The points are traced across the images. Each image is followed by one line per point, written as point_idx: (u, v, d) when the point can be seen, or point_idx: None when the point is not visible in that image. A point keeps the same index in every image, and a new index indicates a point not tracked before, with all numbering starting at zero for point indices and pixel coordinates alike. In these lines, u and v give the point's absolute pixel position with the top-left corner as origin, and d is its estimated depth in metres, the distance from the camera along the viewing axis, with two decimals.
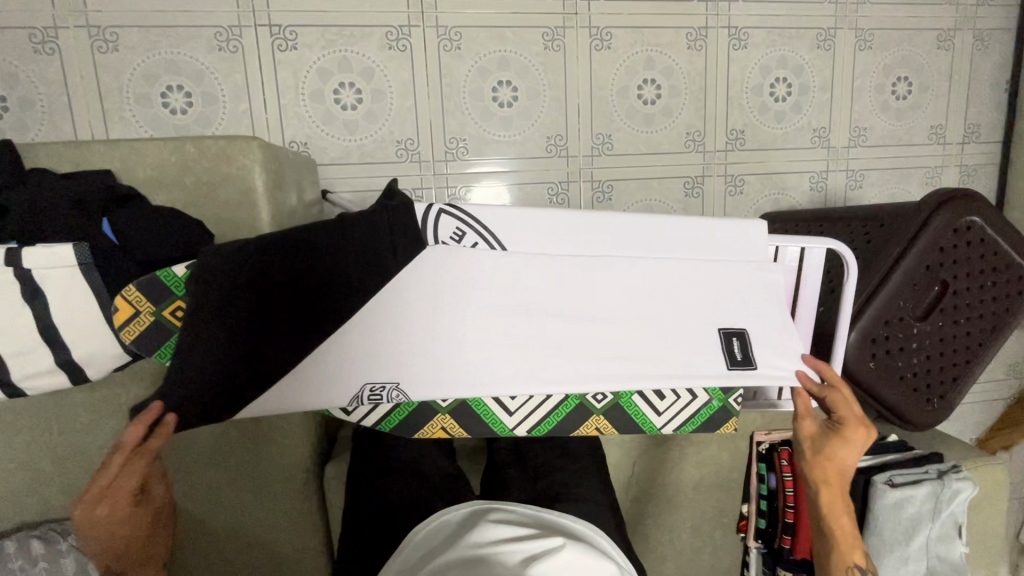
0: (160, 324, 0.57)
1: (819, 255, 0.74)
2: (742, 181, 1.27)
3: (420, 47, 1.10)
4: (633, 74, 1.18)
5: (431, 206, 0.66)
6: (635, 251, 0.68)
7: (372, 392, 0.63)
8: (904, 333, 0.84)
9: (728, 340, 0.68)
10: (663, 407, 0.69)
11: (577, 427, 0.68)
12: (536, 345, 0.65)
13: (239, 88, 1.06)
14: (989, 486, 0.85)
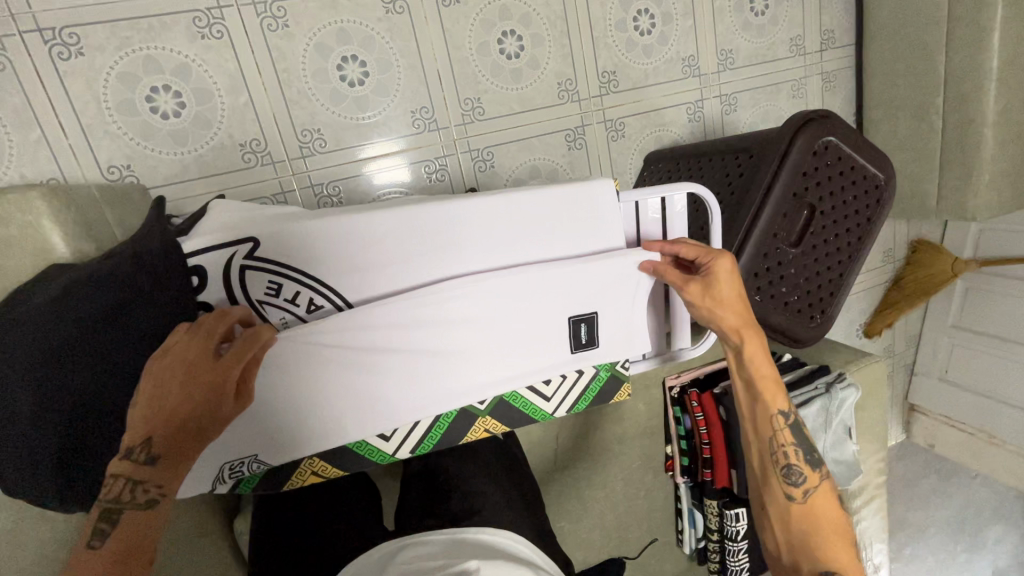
0: None
1: (680, 202, 0.75)
2: (622, 124, 1.24)
3: (240, 31, 0.95)
4: (490, 27, 1.09)
5: (231, 259, 0.59)
6: (489, 251, 0.66)
7: (230, 470, 0.65)
8: (782, 261, 0.87)
9: (578, 326, 0.73)
10: (550, 393, 0.77)
11: (463, 433, 0.74)
12: (400, 371, 0.66)
13: (19, 112, 0.86)
14: (872, 383, 0.93)
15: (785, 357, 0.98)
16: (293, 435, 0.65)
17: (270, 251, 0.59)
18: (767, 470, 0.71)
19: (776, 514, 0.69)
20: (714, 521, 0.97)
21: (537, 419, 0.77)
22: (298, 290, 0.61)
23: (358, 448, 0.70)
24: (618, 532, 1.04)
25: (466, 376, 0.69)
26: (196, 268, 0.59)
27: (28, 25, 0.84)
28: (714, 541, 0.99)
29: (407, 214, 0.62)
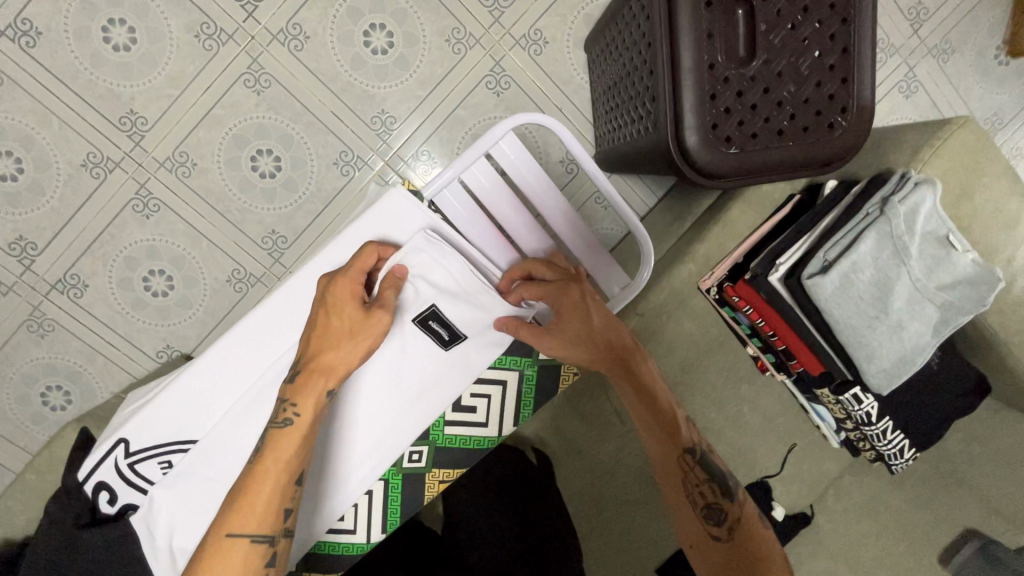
0: None
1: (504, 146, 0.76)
2: (539, 31, 1.06)
3: (167, 193, 1.03)
4: (350, 38, 1.02)
5: (116, 466, 0.72)
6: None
7: None
8: (742, 88, 0.65)
9: (426, 324, 0.75)
10: (483, 418, 0.83)
11: (421, 494, 0.83)
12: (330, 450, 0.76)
13: (82, 350, 1.08)
14: (948, 168, 0.69)
15: (830, 184, 0.76)
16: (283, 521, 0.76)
17: (141, 440, 0.73)
18: (688, 514, 0.72)
19: (706, 558, 0.70)
20: (837, 410, 0.79)
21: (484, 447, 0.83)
22: (185, 453, 0.73)
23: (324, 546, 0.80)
24: (739, 456, 0.92)
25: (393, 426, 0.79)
26: (100, 488, 0.73)
27: (48, 288, 1.04)
28: (852, 429, 0.81)
29: (237, 331, 0.72)
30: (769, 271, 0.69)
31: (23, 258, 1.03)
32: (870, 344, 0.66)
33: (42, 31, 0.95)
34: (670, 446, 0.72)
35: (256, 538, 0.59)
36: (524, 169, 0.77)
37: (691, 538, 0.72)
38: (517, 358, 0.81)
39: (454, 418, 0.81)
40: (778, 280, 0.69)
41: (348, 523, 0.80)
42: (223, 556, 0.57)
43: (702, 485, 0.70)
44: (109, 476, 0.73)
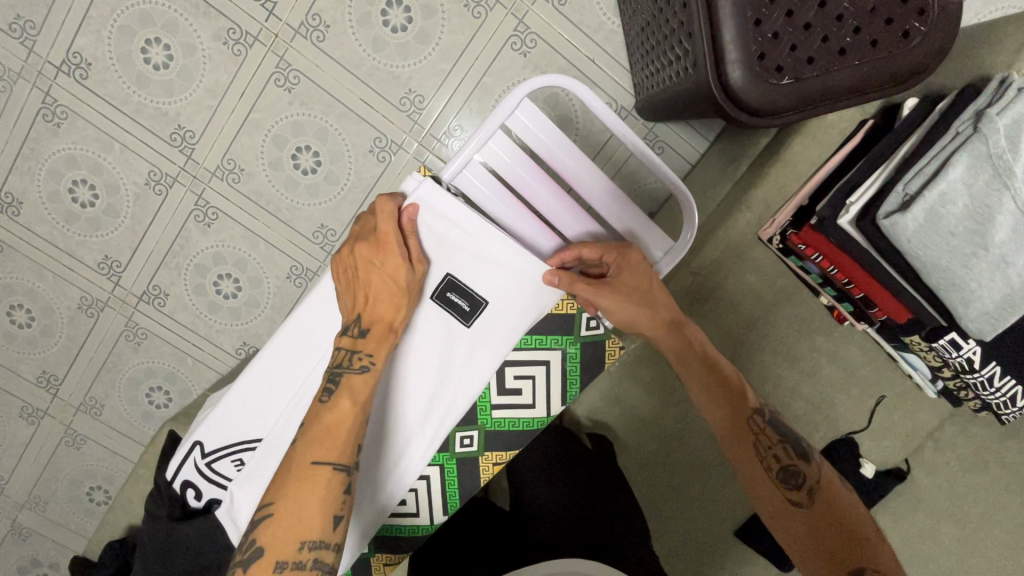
0: None
1: (522, 114, 0.72)
2: None
3: (222, 200, 1.09)
4: (368, 20, 1.00)
5: (196, 465, 0.80)
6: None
7: None
8: (792, 4, 0.57)
9: (457, 302, 0.76)
10: (531, 398, 0.82)
11: (477, 477, 0.84)
12: (381, 432, 0.78)
13: (174, 352, 1.18)
14: None
15: (907, 105, 0.67)
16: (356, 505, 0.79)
17: (213, 441, 0.79)
18: (763, 481, 0.67)
19: (791, 527, 0.64)
20: (932, 358, 0.71)
21: (537, 426, 0.83)
22: (252, 451, 0.79)
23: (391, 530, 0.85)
24: (818, 412, 0.86)
25: (438, 411, 0.79)
26: (187, 485, 0.81)
27: (136, 300, 1.14)
28: (951, 378, 0.72)
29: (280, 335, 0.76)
30: (838, 214, 0.64)
31: (111, 275, 1.13)
32: (967, 286, 0.58)
33: (91, 61, 1.01)
34: (737, 409, 0.70)
35: (338, 466, 0.66)
36: (544, 137, 0.73)
37: (769, 511, 0.67)
38: (558, 337, 0.80)
39: (501, 401, 0.82)
40: (849, 223, 0.64)
41: (409, 509, 0.84)
42: (309, 485, 0.63)
43: (774, 447, 0.67)
44: (190, 473, 0.81)
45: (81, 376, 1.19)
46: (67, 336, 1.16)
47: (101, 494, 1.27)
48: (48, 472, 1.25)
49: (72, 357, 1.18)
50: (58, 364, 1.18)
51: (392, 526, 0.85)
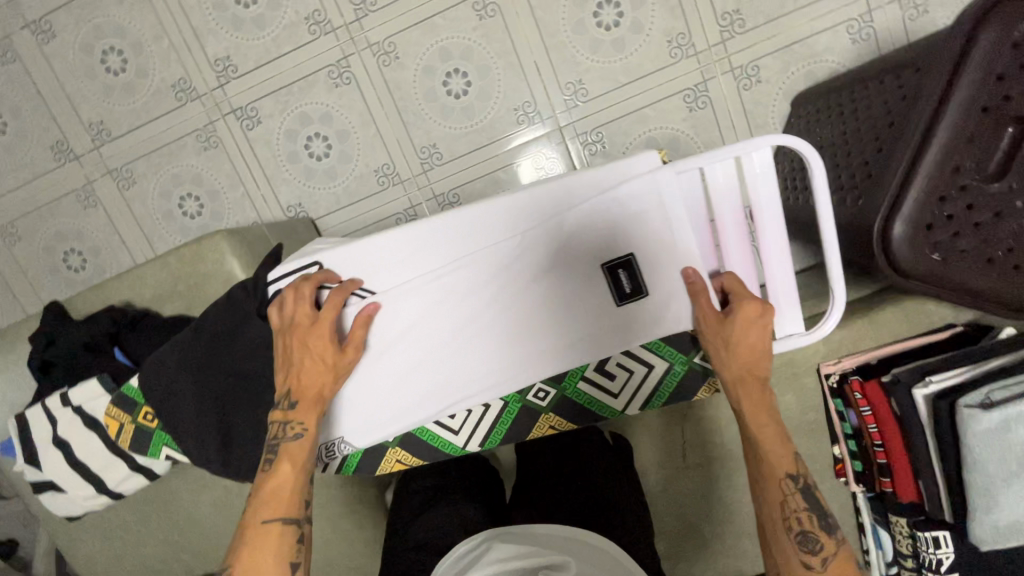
0: (141, 428, 0.74)
1: (760, 159, 0.58)
2: (755, 68, 1.06)
3: (363, 71, 1.10)
4: (582, 5, 1.05)
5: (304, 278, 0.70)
6: (471, 246, 0.66)
7: (326, 449, 0.74)
8: (977, 204, 0.63)
9: (613, 274, 0.63)
10: (617, 388, 0.72)
11: (529, 431, 0.75)
12: (424, 376, 0.70)
13: (231, 175, 1.16)
14: None
15: (1007, 330, 0.73)
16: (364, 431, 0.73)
17: (331, 264, 0.69)
18: (777, 537, 0.59)
19: None
20: (905, 544, 0.79)
21: (608, 416, 0.73)
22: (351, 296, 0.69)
23: (425, 438, 0.75)
24: None
25: (473, 381, 0.69)
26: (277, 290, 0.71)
27: (228, 109, 1.13)
28: (909, 570, 0.81)
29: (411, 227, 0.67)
30: (915, 385, 0.69)
31: (220, 75, 1.12)
32: (995, 495, 0.66)
33: None
34: (771, 464, 0.60)
35: (283, 515, 0.59)
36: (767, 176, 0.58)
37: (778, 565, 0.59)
38: (674, 352, 0.69)
39: (591, 376, 0.71)
40: (921, 396, 0.69)
41: (451, 424, 0.74)
42: (267, 515, 0.58)
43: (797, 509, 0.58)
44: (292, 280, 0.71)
45: (133, 146, 1.16)
46: (143, 102, 1.14)
47: (77, 261, 1.22)
48: (43, 214, 1.20)
49: (135, 125, 1.15)
50: (119, 123, 1.15)
51: (421, 431, 0.75)
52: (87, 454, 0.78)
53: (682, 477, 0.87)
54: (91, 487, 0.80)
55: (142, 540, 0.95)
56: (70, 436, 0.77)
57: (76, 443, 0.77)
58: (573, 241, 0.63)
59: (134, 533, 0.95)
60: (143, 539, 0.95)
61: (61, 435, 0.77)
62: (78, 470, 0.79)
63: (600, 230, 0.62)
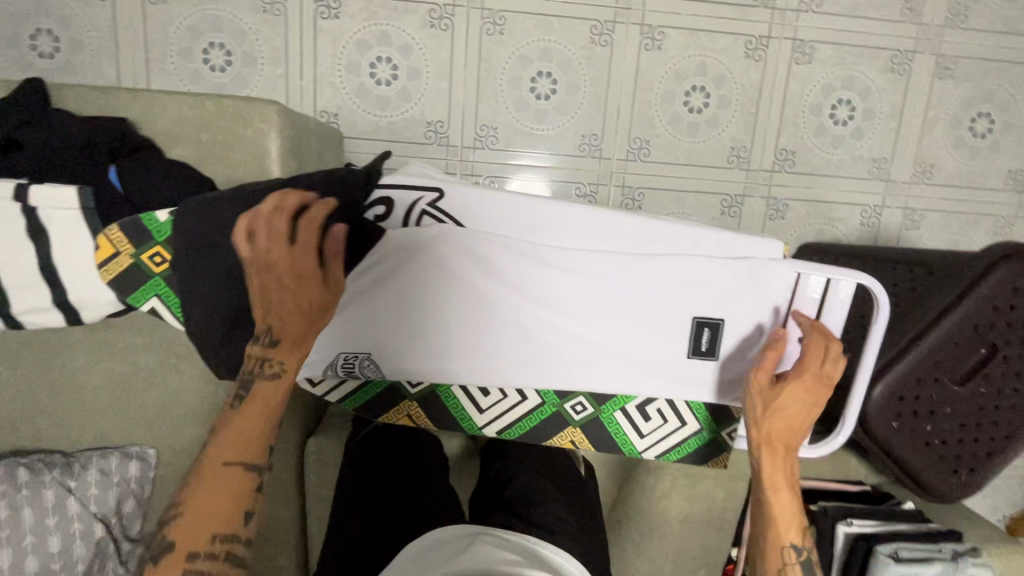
0: (138, 267, 0.62)
1: (847, 289, 0.59)
2: (785, 206, 1.18)
3: (463, 27, 1.07)
4: (681, 79, 1.12)
5: (415, 204, 0.57)
6: (585, 233, 0.56)
7: (345, 359, 0.62)
8: (937, 397, 0.76)
9: (699, 330, 0.59)
10: (647, 430, 0.66)
11: (548, 437, 0.67)
12: (470, 344, 0.59)
13: (278, 51, 1.06)
14: None
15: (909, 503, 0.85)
16: (378, 362, 0.60)
17: (451, 204, 0.56)
18: None
19: None
20: None
21: (625, 453, 0.67)
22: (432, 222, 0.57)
23: (446, 400, 0.65)
24: None
25: (515, 369, 0.60)
26: (379, 202, 0.57)
27: None
28: None
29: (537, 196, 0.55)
30: (842, 521, 0.81)
31: None
32: None
33: None
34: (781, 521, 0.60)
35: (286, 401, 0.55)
36: (847, 302, 0.59)
37: None
38: (710, 416, 0.65)
39: (628, 410, 0.64)
40: (844, 532, 0.80)
41: (482, 400, 0.65)
42: (256, 416, 0.53)
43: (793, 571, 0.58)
44: (396, 205, 0.58)
45: None
46: None
47: (48, 47, 1.03)
48: None
49: None
50: None
51: (447, 394, 0.65)
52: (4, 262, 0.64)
53: None
54: None
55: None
56: None
57: None
58: (685, 281, 0.57)
59: None
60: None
61: None
62: None
63: (709, 283, 0.58)
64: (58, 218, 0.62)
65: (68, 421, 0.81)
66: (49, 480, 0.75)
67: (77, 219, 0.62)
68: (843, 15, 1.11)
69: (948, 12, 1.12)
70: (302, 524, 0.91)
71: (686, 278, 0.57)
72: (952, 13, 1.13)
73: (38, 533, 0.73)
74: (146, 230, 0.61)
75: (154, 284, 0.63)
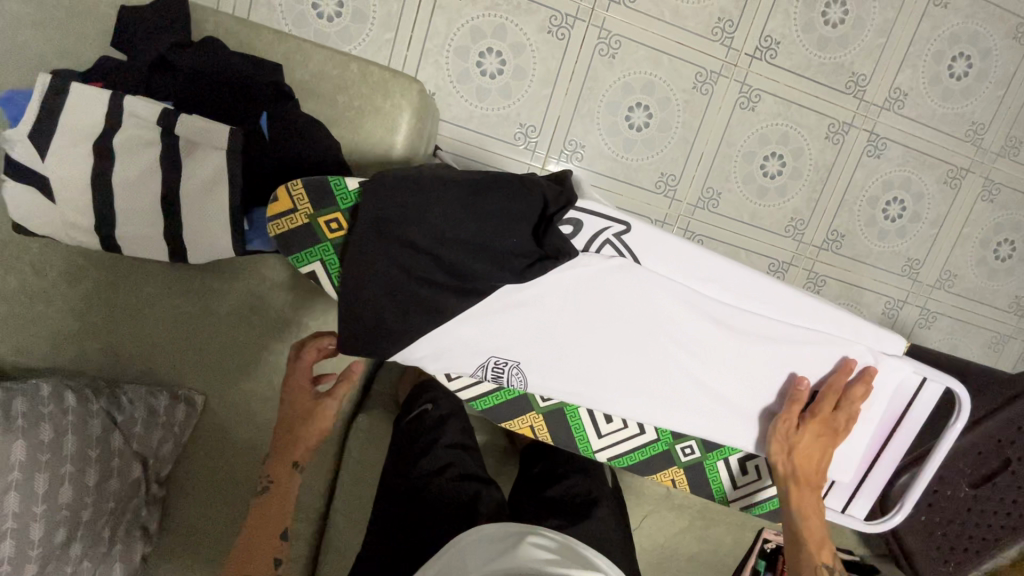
0: (313, 229, 0.56)
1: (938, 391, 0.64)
2: (823, 282, 1.26)
3: (578, 40, 1.07)
4: (763, 143, 1.17)
5: (600, 231, 0.56)
6: (745, 295, 0.59)
7: (495, 364, 0.60)
8: (949, 492, 0.86)
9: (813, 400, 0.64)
10: (740, 482, 0.72)
11: (653, 473, 0.70)
12: (613, 373, 0.61)
13: (390, 16, 1.03)
14: None
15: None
16: (523, 372, 0.61)
17: (634, 239, 0.56)
18: None
19: None
20: None
21: (715, 498, 0.72)
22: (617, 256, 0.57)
23: (572, 419, 0.67)
24: None
25: (645, 404, 0.62)
26: (571, 221, 0.56)
27: None
28: None
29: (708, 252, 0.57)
30: None
31: None
32: None
33: None
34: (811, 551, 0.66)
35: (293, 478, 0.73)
36: (936, 401, 0.64)
37: None
38: None
39: (731, 460, 0.70)
40: None
41: (605, 426, 0.67)
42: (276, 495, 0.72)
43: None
44: (585, 227, 0.56)
45: None
46: None
47: None
48: None
49: None
50: None
51: (574, 413, 0.67)
52: (127, 185, 0.61)
53: None
54: (94, 221, 0.62)
55: (56, 297, 0.74)
56: (124, 152, 0.60)
57: (125, 163, 0.60)
58: (814, 357, 0.61)
59: (50, 285, 0.74)
60: (58, 298, 0.74)
61: (114, 143, 0.60)
62: (96, 192, 0.61)
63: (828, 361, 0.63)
64: (199, 154, 0.60)
65: (121, 352, 0.77)
66: (97, 410, 0.72)
67: (218, 158, 0.60)
68: (918, 122, 1.19)
69: (1004, 143, 1.23)
70: (329, 496, 0.90)
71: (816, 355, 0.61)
72: (1006, 145, 1.23)
73: (77, 464, 0.69)
74: (329, 194, 0.54)
75: (319, 248, 0.57)
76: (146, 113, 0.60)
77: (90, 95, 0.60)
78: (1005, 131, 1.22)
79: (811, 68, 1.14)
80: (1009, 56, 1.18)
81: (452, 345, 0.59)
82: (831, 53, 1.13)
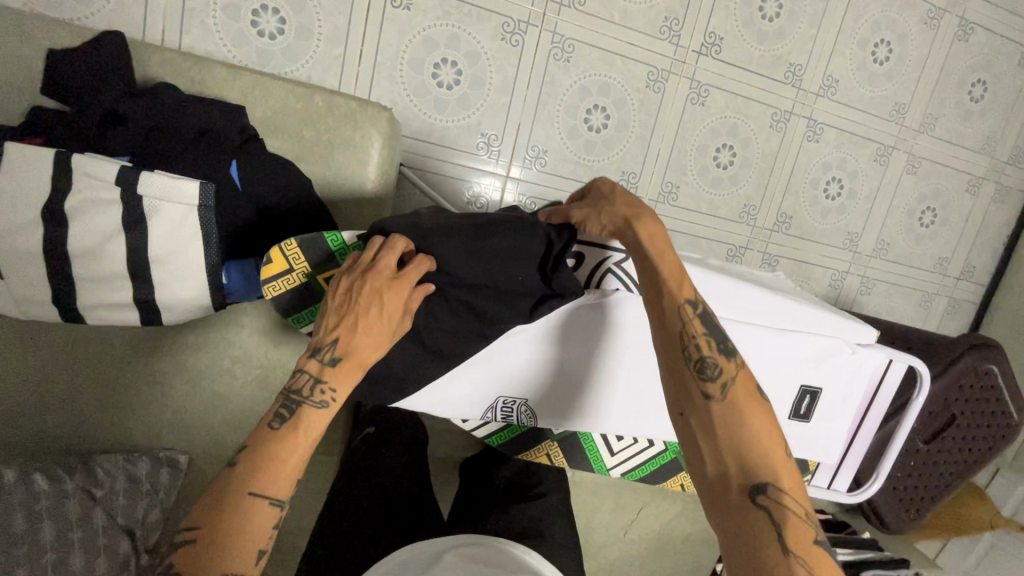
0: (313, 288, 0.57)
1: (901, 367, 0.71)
2: (776, 261, 1.34)
3: (533, 46, 1.07)
4: (715, 136, 1.21)
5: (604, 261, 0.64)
6: (728, 302, 0.66)
7: (504, 404, 0.64)
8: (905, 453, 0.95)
9: (802, 396, 0.68)
10: None
11: (664, 479, 0.76)
12: (619, 396, 0.65)
13: (337, 31, 0.98)
14: None
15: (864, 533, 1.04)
16: (534, 409, 0.65)
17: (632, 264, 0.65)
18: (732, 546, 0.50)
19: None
20: None
21: None
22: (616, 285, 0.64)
23: (584, 442, 0.71)
24: None
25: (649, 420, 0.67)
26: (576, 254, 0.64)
27: None
28: None
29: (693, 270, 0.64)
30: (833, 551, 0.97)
31: None
32: None
33: None
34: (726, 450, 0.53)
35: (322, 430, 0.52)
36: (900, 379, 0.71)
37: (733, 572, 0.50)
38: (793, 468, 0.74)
39: None
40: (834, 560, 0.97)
41: (615, 444, 0.72)
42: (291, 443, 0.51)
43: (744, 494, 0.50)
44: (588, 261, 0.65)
45: None
46: None
47: None
48: None
49: None
50: None
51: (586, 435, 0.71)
52: (87, 251, 0.56)
53: (616, 544, 1.00)
54: (53, 292, 0.57)
55: (9, 373, 0.67)
56: (79, 216, 0.55)
57: (82, 228, 0.55)
58: (806, 357, 0.66)
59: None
60: (11, 374, 0.67)
61: (67, 207, 0.55)
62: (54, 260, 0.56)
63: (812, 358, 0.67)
64: (166, 211, 0.56)
65: (91, 422, 0.71)
66: (73, 488, 0.66)
67: (189, 214, 0.56)
68: (850, 105, 1.28)
69: (922, 120, 1.34)
70: None
71: (801, 352, 0.65)
72: (924, 122, 1.34)
73: None
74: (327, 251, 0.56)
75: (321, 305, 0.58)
76: (100, 171, 0.54)
77: (31, 156, 0.54)
78: (923, 109, 1.33)
79: (753, 60, 1.19)
80: (924, 40, 1.28)
81: (468, 389, 0.63)
82: (770, 46, 1.19)
